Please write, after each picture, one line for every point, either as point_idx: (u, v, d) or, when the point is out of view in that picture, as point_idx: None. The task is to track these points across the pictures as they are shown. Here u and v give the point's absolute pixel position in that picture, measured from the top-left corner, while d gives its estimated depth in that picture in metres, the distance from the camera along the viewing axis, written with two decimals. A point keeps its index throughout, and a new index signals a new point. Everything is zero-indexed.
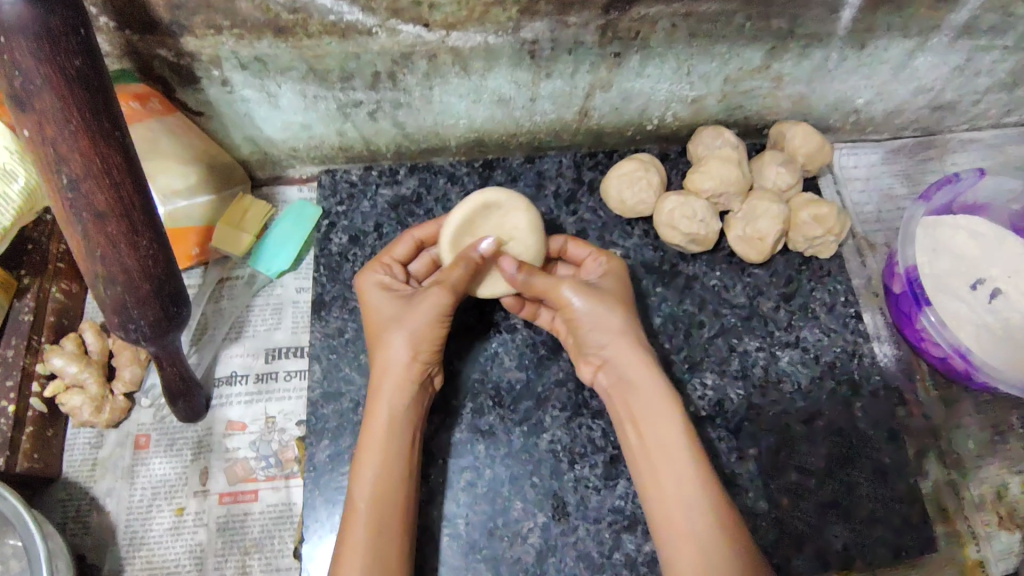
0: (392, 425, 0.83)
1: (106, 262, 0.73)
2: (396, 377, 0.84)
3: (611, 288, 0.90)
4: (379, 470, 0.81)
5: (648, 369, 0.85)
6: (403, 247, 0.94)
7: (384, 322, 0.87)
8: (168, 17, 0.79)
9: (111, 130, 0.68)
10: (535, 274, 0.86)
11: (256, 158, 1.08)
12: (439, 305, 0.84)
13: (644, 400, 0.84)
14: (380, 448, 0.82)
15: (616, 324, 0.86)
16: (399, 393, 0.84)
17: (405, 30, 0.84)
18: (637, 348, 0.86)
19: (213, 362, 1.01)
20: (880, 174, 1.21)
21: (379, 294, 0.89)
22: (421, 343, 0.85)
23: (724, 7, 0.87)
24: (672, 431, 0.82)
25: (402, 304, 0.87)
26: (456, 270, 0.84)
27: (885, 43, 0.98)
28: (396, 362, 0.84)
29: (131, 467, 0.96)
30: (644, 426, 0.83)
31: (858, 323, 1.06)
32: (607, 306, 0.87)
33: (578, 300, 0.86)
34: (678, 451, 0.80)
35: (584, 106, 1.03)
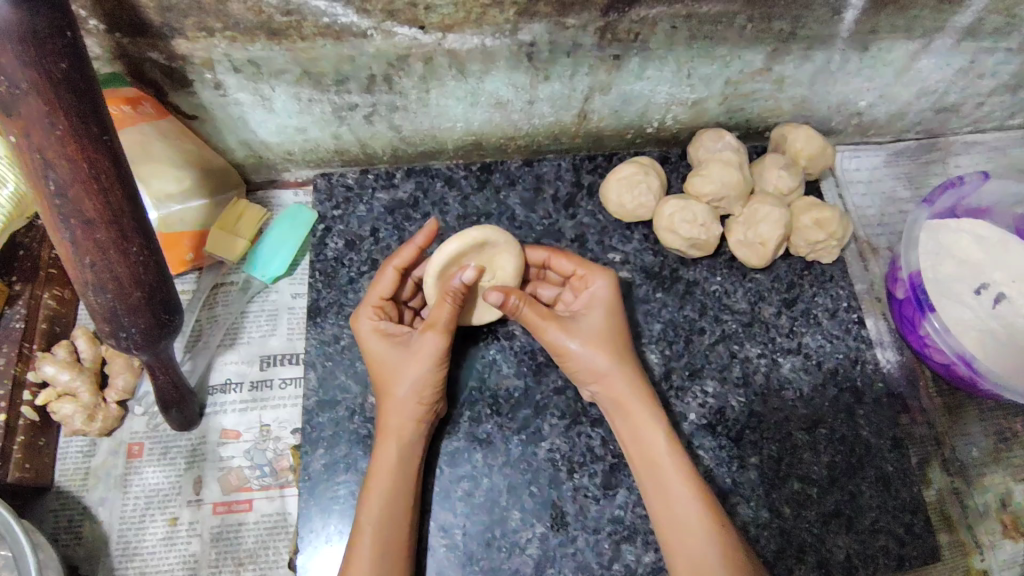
0: (401, 467, 0.84)
1: (96, 271, 0.72)
2: (400, 418, 0.85)
3: (600, 323, 0.87)
4: (387, 511, 0.82)
5: (637, 406, 0.86)
6: (388, 281, 0.89)
7: (383, 367, 0.86)
8: (159, 20, 0.78)
9: (99, 135, 0.66)
10: (526, 305, 0.85)
11: (251, 161, 1.06)
12: (433, 352, 0.83)
13: (639, 435, 0.85)
14: (387, 489, 0.83)
15: (605, 365, 0.86)
16: (405, 436, 0.85)
17: (401, 32, 0.83)
18: (628, 386, 0.86)
19: (207, 369, 1.00)
20: (883, 176, 1.20)
21: (375, 338, 0.87)
22: (425, 390, 0.85)
23: (726, 8, 0.86)
24: (666, 464, 0.83)
25: (401, 349, 0.85)
26: (447, 315, 0.83)
27: (888, 45, 0.97)
28: (401, 410, 0.85)
29: (124, 476, 0.95)
30: (640, 461, 0.85)
31: (860, 329, 1.05)
32: (594, 348, 0.86)
33: (566, 340, 0.86)
34: (671, 484, 0.82)
35: (583, 109, 1.02)
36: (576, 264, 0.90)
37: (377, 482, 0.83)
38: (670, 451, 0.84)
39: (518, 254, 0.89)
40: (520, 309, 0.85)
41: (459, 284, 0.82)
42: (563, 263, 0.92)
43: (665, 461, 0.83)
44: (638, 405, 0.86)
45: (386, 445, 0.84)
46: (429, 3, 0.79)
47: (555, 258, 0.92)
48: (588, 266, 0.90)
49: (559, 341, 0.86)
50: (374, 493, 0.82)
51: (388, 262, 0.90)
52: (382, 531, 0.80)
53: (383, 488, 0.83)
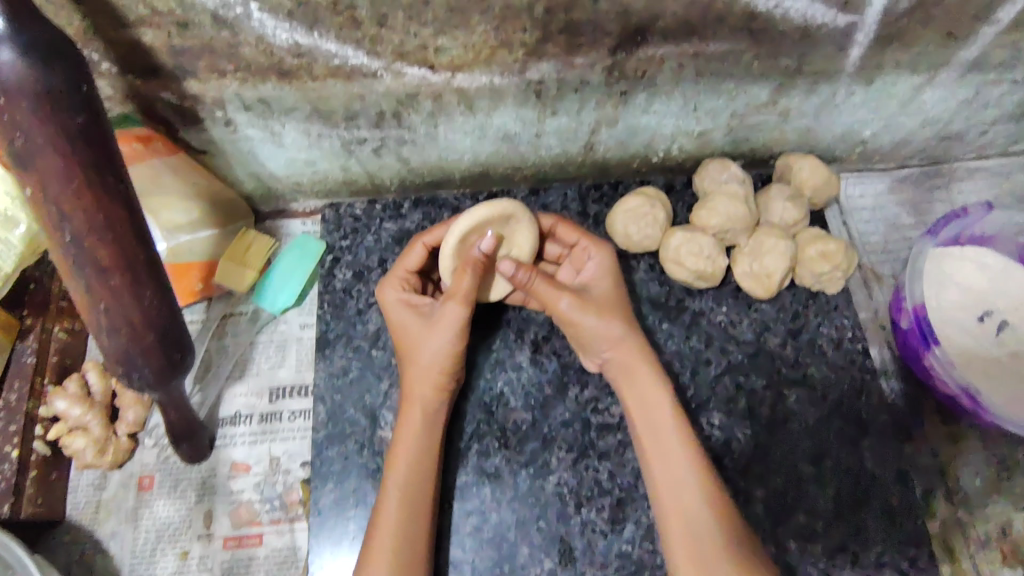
0: (426, 433, 0.85)
1: (110, 315, 0.73)
2: (422, 390, 0.85)
3: (607, 292, 0.90)
4: (409, 479, 0.82)
5: (645, 372, 0.87)
6: (416, 256, 0.91)
7: (406, 338, 0.87)
8: (171, 63, 0.78)
9: (114, 186, 0.68)
10: (537, 279, 0.86)
11: (259, 193, 1.07)
12: (456, 323, 0.83)
13: (647, 402, 0.87)
14: (410, 456, 0.83)
15: (617, 332, 0.87)
16: (430, 403, 0.86)
17: (410, 72, 0.84)
18: (637, 353, 0.88)
19: (217, 401, 1.00)
20: (887, 203, 1.20)
21: (400, 309, 0.88)
22: (447, 360, 0.85)
23: (733, 47, 0.86)
24: (671, 432, 0.84)
25: (423, 322, 0.86)
26: (468, 286, 0.81)
27: (893, 79, 0.97)
28: (424, 377, 0.85)
29: (135, 510, 0.95)
30: (644, 427, 0.86)
31: (865, 359, 1.05)
32: (606, 317, 0.87)
33: (580, 310, 0.87)
34: (676, 453, 0.83)
35: (589, 141, 1.02)
36: (580, 236, 0.93)
37: (401, 449, 0.84)
38: (675, 420, 0.85)
39: (532, 229, 0.89)
40: (532, 280, 0.86)
41: (480, 254, 0.81)
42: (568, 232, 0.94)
43: (671, 429, 0.85)
44: (644, 374, 0.87)
45: (411, 412, 0.85)
46: (439, 44, 0.80)
47: (562, 228, 0.95)
48: (594, 241, 0.93)
49: (572, 313, 0.87)
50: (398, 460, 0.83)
51: (416, 240, 0.92)
52: (406, 499, 0.81)
53: (406, 454, 0.83)
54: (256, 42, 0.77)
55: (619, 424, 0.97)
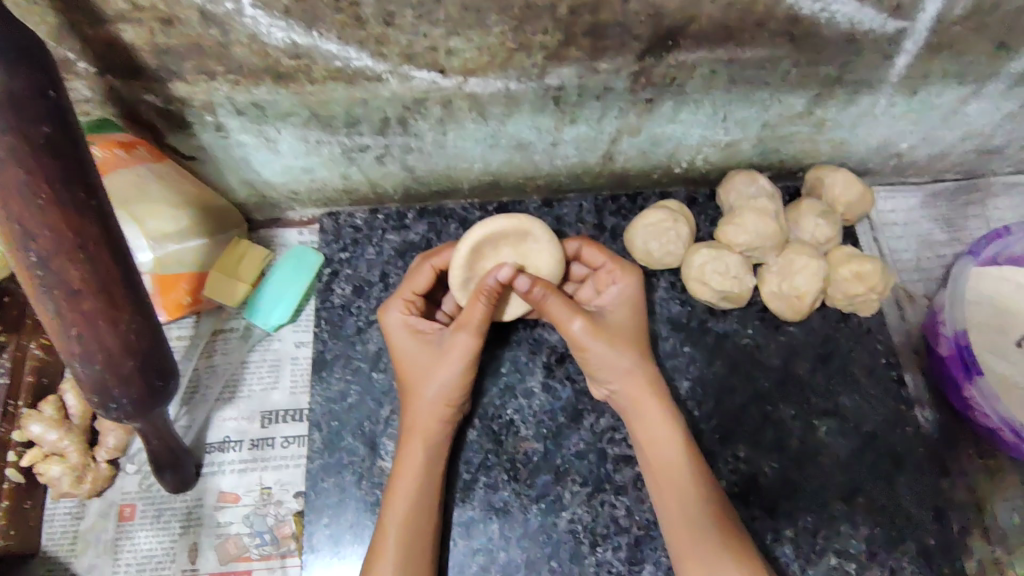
0: (428, 468, 0.78)
1: (84, 342, 0.66)
2: (425, 421, 0.79)
3: (623, 320, 0.83)
4: (410, 517, 0.75)
5: (655, 404, 0.81)
6: (424, 278, 0.84)
7: (411, 368, 0.80)
8: (155, 63, 0.71)
9: (86, 200, 0.60)
10: (552, 297, 0.78)
11: (253, 201, 1.00)
12: (466, 353, 0.78)
13: (656, 437, 0.80)
14: (411, 493, 0.77)
15: (629, 363, 0.81)
16: (431, 436, 0.79)
17: (418, 76, 0.76)
18: (648, 385, 0.81)
19: (205, 425, 0.94)
20: (920, 218, 1.13)
21: (404, 334, 0.81)
22: (454, 392, 0.79)
23: (772, 54, 0.79)
24: (682, 469, 0.79)
25: (431, 350, 0.80)
26: (481, 315, 0.78)
27: (939, 90, 0.90)
28: (428, 409, 0.79)
29: (114, 541, 0.88)
30: (655, 464, 0.80)
31: (900, 388, 0.98)
32: (619, 346, 0.81)
33: (591, 337, 0.80)
34: (689, 492, 0.77)
35: (608, 150, 0.95)
36: (609, 258, 0.86)
37: (401, 484, 0.77)
38: (686, 455, 0.79)
39: (553, 248, 0.83)
40: (546, 300, 0.78)
41: (494, 283, 0.77)
42: (592, 254, 0.87)
43: (682, 465, 0.79)
44: (652, 407, 0.81)
45: (411, 446, 0.78)
46: (451, 46, 0.73)
47: (587, 249, 0.87)
48: (620, 263, 0.85)
49: (583, 338, 0.80)
50: (397, 496, 0.76)
51: (426, 260, 0.85)
52: (406, 539, 0.74)
53: (406, 490, 0.77)
54: (249, 41, 0.69)
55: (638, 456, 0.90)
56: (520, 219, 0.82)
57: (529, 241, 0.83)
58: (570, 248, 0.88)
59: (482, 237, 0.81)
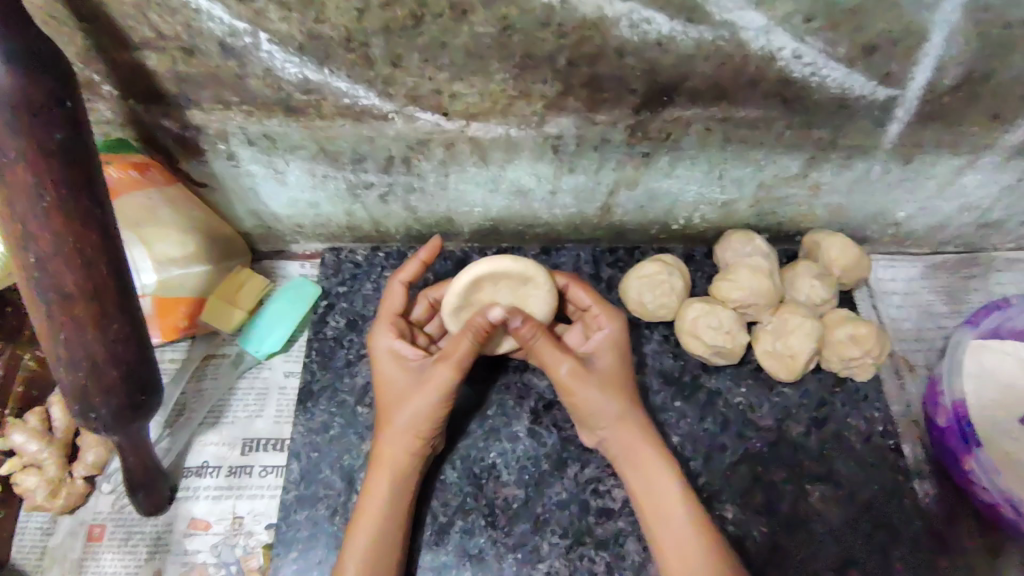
0: (392, 504, 0.76)
1: (71, 346, 0.68)
2: (396, 455, 0.78)
3: (611, 365, 0.83)
4: (373, 552, 0.73)
5: (649, 452, 0.80)
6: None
7: (391, 396, 0.80)
8: (175, 90, 0.76)
9: (89, 208, 0.63)
10: (540, 337, 0.79)
11: (258, 231, 1.02)
12: (444, 384, 0.77)
13: (653, 487, 0.78)
14: (374, 528, 0.75)
15: (617, 409, 0.80)
16: (402, 469, 0.78)
17: (423, 117, 0.80)
18: (637, 434, 0.80)
19: (185, 448, 0.93)
20: (920, 289, 1.13)
21: (389, 362, 0.82)
22: (428, 423, 0.78)
23: (766, 114, 0.82)
24: (682, 523, 0.75)
25: (412, 380, 0.80)
26: (467, 350, 0.77)
27: (932, 159, 0.92)
28: (401, 439, 0.78)
29: (80, 561, 0.87)
30: (652, 517, 0.77)
31: (897, 457, 0.95)
32: (606, 390, 0.81)
33: (580, 381, 0.80)
34: (691, 549, 0.74)
35: (607, 202, 0.97)
36: (593, 300, 0.87)
37: (365, 519, 0.75)
38: (685, 508, 0.77)
39: (547, 291, 0.84)
40: (533, 340, 0.79)
41: (484, 321, 0.78)
42: (581, 295, 0.88)
43: (680, 518, 0.76)
44: (647, 455, 0.80)
45: (380, 476, 0.77)
46: (455, 90, 0.76)
47: (574, 288, 0.88)
48: (608, 308, 0.86)
49: (571, 381, 0.80)
50: (360, 529, 0.75)
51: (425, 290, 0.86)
52: (367, 573, 0.72)
53: (370, 522, 0.75)
54: (264, 75, 0.73)
55: (621, 510, 0.88)
56: (523, 263, 0.82)
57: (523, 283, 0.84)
58: (558, 286, 0.88)
59: (473, 277, 0.82)
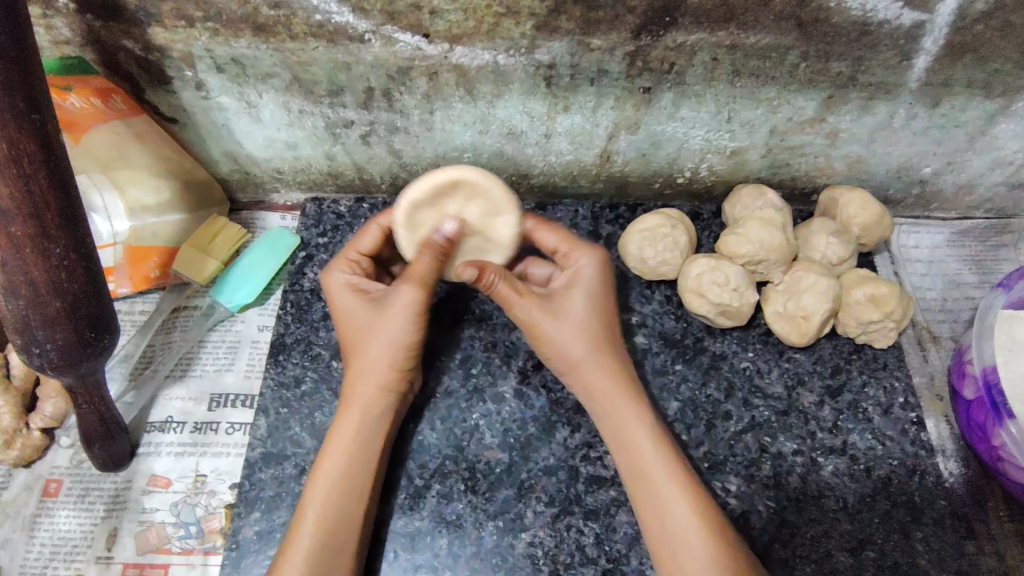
0: (363, 439, 0.73)
1: (9, 270, 0.62)
2: (369, 387, 0.74)
3: (580, 307, 0.77)
4: (337, 490, 0.70)
5: (619, 398, 0.75)
6: (372, 236, 0.80)
7: (350, 327, 0.77)
8: (134, 3, 0.70)
9: (25, 112, 0.58)
10: (500, 283, 0.75)
11: (236, 177, 0.97)
12: (413, 304, 0.73)
13: (625, 437, 0.74)
14: (340, 467, 0.71)
15: (579, 353, 0.76)
16: (372, 403, 0.74)
17: (402, 39, 0.74)
18: (608, 377, 0.76)
19: (149, 403, 0.87)
20: (945, 257, 1.03)
21: (347, 293, 0.77)
22: (397, 353, 0.74)
23: (778, 41, 0.75)
24: (657, 472, 0.71)
25: (372, 308, 0.76)
26: (427, 269, 0.73)
27: (963, 102, 0.84)
28: (372, 373, 0.74)
29: (33, 518, 0.81)
30: (625, 467, 0.73)
31: (919, 431, 0.87)
32: (576, 324, 0.76)
33: (539, 321, 0.76)
34: (666, 500, 0.70)
35: (605, 149, 0.90)
36: (561, 235, 0.79)
37: (330, 459, 0.72)
38: (661, 457, 0.72)
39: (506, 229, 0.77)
40: (492, 286, 0.75)
41: (440, 238, 0.74)
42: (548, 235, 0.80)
43: (655, 468, 0.72)
44: (620, 401, 0.75)
45: (348, 413, 0.74)
46: (435, 6, 0.70)
47: (539, 226, 0.80)
48: (575, 242, 0.79)
49: (535, 320, 0.76)
50: (326, 469, 0.71)
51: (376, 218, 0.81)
52: (332, 509, 0.69)
53: (335, 460, 0.71)
54: None
55: (613, 478, 0.80)
56: (502, 187, 0.75)
57: (487, 207, 0.76)
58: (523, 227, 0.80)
59: (451, 178, 0.74)
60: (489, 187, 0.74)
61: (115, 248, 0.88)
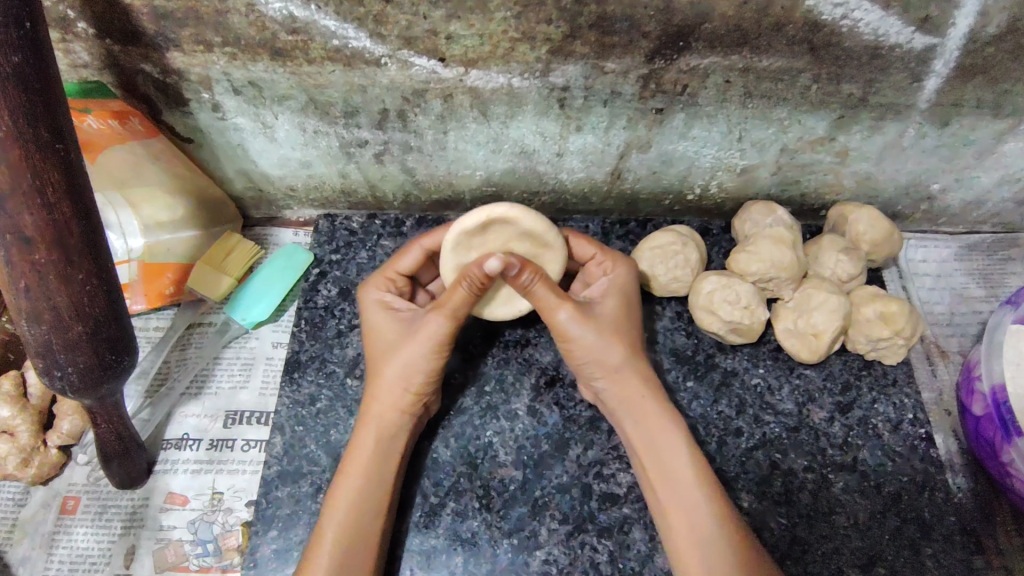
0: (378, 458, 0.74)
1: (32, 297, 0.62)
2: (384, 407, 0.75)
3: (615, 309, 0.78)
4: (352, 509, 0.71)
5: (655, 410, 0.76)
6: (410, 259, 0.81)
7: (378, 345, 0.78)
8: (153, 28, 0.71)
9: (49, 142, 0.59)
10: (539, 283, 0.73)
11: (250, 195, 0.97)
12: (438, 333, 0.73)
13: (659, 449, 0.74)
14: (354, 487, 0.72)
15: (616, 358, 0.76)
16: (387, 423, 0.75)
17: (418, 63, 0.74)
18: (641, 385, 0.76)
19: (165, 420, 0.88)
20: (953, 271, 1.03)
21: (379, 311, 0.79)
22: (416, 376, 0.75)
23: (790, 64, 0.76)
24: (691, 483, 0.72)
25: (403, 328, 0.77)
26: (462, 298, 0.72)
27: (972, 122, 0.84)
28: (388, 393, 0.75)
29: (51, 535, 0.82)
30: (657, 477, 0.74)
31: (928, 447, 0.87)
32: (607, 338, 0.76)
33: (577, 327, 0.75)
34: (700, 511, 0.71)
35: (617, 167, 0.91)
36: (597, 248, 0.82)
37: (347, 479, 0.72)
38: (693, 469, 0.73)
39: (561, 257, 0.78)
40: (533, 288, 0.73)
41: (480, 271, 0.69)
42: (584, 246, 0.83)
43: (687, 479, 0.73)
44: (654, 412, 0.76)
45: (364, 434, 0.74)
46: (451, 31, 0.71)
47: (575, 240, 0.83)
48: (612, 256, 0.82)
49: (570, 327, 0.75)
50: (342, 489, 0.72)
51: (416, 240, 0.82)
52: (348, 530, 0.70)
53: (351, 480, 0.72)
54: (247, 10, 0.69)
55: (626, 496, 0.81)
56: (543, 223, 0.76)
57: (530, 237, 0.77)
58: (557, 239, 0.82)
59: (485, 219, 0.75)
60: (528, 225, 0.75)
61: (130, 264, 0.89)
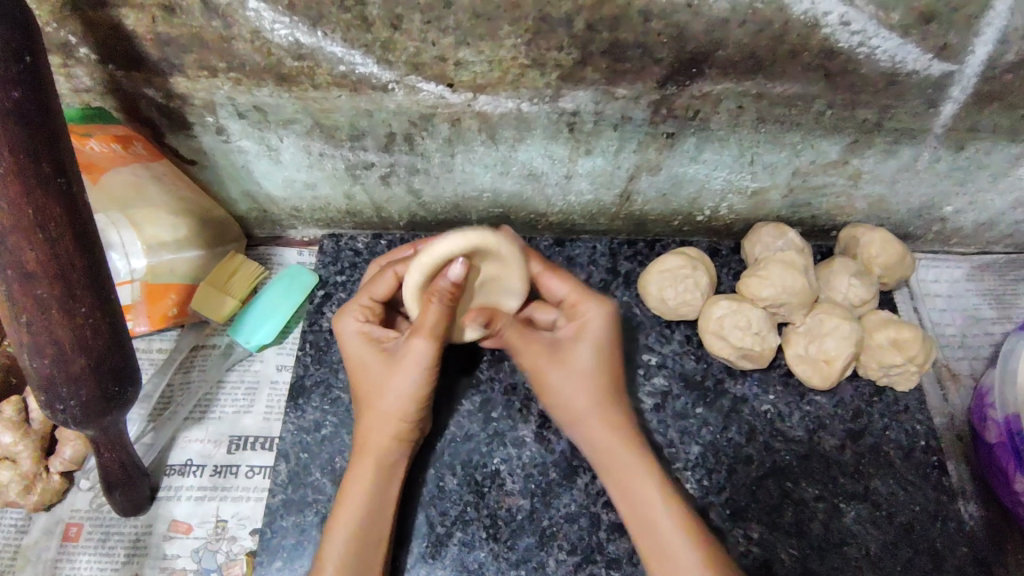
0: (378, 491, 0.73)
1: (34, 330, 0.61)
2: (379, 444, 0.74)
3: (589, 357, 0.75)
4: (356, 543, 0.70)
5: (627, 457, 0.74)
6: (384, 284, 0.79)
7: (366, 377, 0.75)
8: (156, 54, 0.70)
9: (52, 177, 0.57)
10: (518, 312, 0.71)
11: (254, 215, 0.96)
12: (421, 361, 0.71)
13: (629, 490, 0.73)
14: (357, 518, 0.71)
15: (583, 403, 0.75)
16: (387, 455, 0.74)
17: (426, 89, 0.73)
18: (607, 431, 0.75)
19: (169, 445, 0.87)
20: (964, 292, 1.02)
21: (359, 341, 0.76)
22: (411, 405, 0.73)
23: (805, 90, 0.74)
24: (669, 527, 0.71)
25: (385, 358, 0.74)
26: (433, 317, 0.69)
27: (987, 147, 0.83)
28: (383, 423, 0.73)
29: (54, 563, 0.81)
30: (634, 524, 0.73)
31: (941, 476, 0.86)
32: (575, 381, 0.75)
33: (548, 367, 0.75)
34: (681, 557, 0.69)
35: (626, 189, 0.89)
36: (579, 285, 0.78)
37: (342, 514, 0.71)
38: (671, 512, 0.72)
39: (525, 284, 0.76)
40: (514, 317, 0.74)
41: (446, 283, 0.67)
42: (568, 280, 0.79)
43: (666, 524, 0.71)
44: (626, 456, 0.74)
45: (360, 463, 0.73)
46: (460, 58, 0.70)
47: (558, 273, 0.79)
48: (593, 294, 0.78)
49: (541, 365, 0.75)
50: (341, 523, 0.70)
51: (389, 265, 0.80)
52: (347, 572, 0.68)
53: (349, 512, 0.71)
54: (252, 37, 0.68)
55: None
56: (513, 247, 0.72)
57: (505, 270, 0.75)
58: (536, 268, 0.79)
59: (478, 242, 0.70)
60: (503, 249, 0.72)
61: (132, 285, 0.86)
